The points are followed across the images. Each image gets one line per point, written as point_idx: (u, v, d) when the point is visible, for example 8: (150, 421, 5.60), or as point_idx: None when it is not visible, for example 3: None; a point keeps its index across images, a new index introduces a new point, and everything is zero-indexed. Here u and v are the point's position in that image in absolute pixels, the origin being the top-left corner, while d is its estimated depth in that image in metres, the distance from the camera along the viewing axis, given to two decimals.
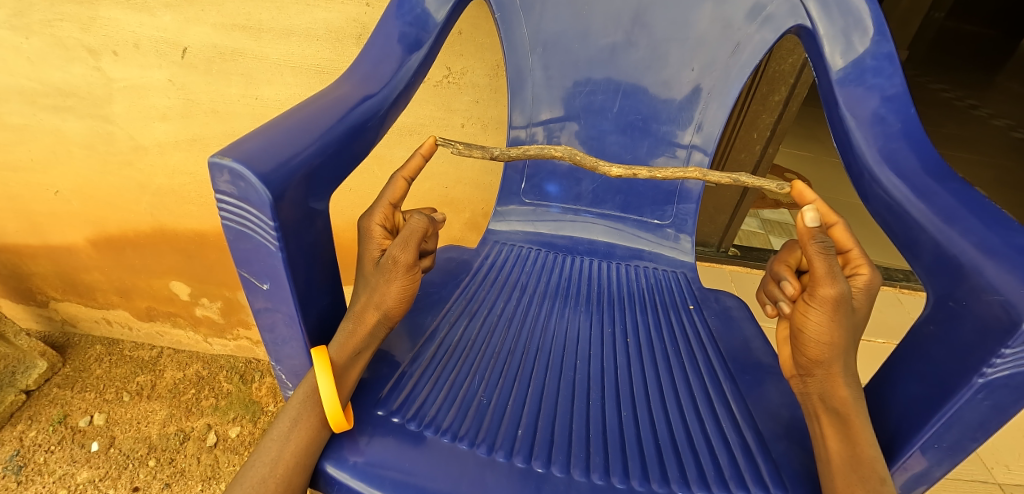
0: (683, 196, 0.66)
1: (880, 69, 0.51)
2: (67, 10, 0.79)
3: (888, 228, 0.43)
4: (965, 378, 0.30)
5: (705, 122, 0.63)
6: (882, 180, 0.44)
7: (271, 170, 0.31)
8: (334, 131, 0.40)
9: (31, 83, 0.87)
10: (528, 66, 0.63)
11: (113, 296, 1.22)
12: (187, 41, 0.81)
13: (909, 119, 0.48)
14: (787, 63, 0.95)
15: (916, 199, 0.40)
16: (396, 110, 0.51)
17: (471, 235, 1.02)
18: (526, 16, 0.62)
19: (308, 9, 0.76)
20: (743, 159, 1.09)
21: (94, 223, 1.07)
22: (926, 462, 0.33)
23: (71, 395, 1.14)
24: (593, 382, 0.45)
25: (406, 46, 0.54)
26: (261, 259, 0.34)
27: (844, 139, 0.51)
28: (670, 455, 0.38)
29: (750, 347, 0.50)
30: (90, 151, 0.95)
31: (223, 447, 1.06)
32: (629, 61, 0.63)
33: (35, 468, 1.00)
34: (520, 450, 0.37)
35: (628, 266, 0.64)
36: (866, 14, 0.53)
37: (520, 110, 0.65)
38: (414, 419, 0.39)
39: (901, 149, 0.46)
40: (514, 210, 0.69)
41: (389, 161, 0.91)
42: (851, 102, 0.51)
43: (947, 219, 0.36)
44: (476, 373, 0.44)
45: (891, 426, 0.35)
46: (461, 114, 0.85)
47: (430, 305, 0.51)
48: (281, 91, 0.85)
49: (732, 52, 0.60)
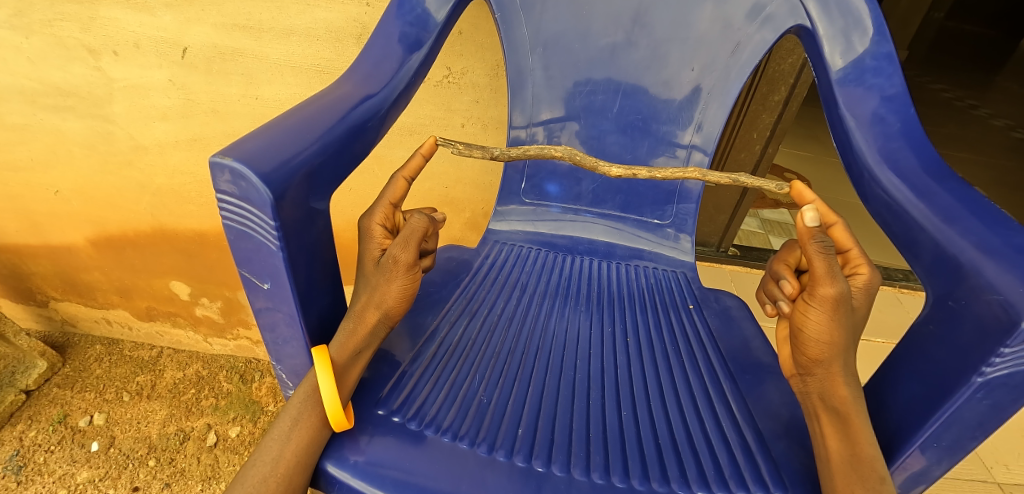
0: (683, 196, 0.66)
1: (880, 69, 0.51)
2: (67, 10, 0.79)
3: (887, 228, 0.43)
4: (964, 377, 0.30)
5: (705, 122, 0.63)
6: (881, 180, 0.44)
7: (272, 169, 0.32)
8: (335, 131, 0.40)
9: (31, 82, 0.87)
10: (528, 66, 0.63)
11: (113, 296, 1.22)
12: (187, 41, 0.81)
13: (909, 119, 0.48)
14: (787, 63, 0.95)
15: (915, 199, 0.40)
16: (397, 110, 0.51)
17: (470, 235, 1.02)
18: (526, 16, 0.62)
19: (308, 8, 0.76)
20: (743, 159, 1.09)
21: (94, 223, 1.07)
22: (925, 461, 0.33)
23: (70, 395, 1.14)
24: (593, 382, 0.45)
25: (406, 45, 0.54)
26: (262, 259, 0.34)
27: (844, 139, 0.51)
28: (670, 454, 0.39)
29: (750, 346, 0.50)
30: (90, 151, 0.95)
31: (223, 447, 1.06)
32: (629, 61, 0.63)
33: (35, 468, 1.00)
34: (520, 450, 0.38)
35: (628, 265, 0.64)
36: (865, 15, 0.53)
37: (520, 110, 0.65)
38: (414, 418, 0.39)
39: (900, 149, 0.46)
40: (514, 209, 0.69)
41: (389, 161, 0.91)
42: (851, 102, 0.51)
43: (946, 219, 0.36)
44: (476, 372, 0.44)
45: (890, 426, 0.35)
46: (461, 114, 0.85)
47: (430, 305, 0.51)
48: (281, 91, 0.85)
49: (732, 51, 0.60)
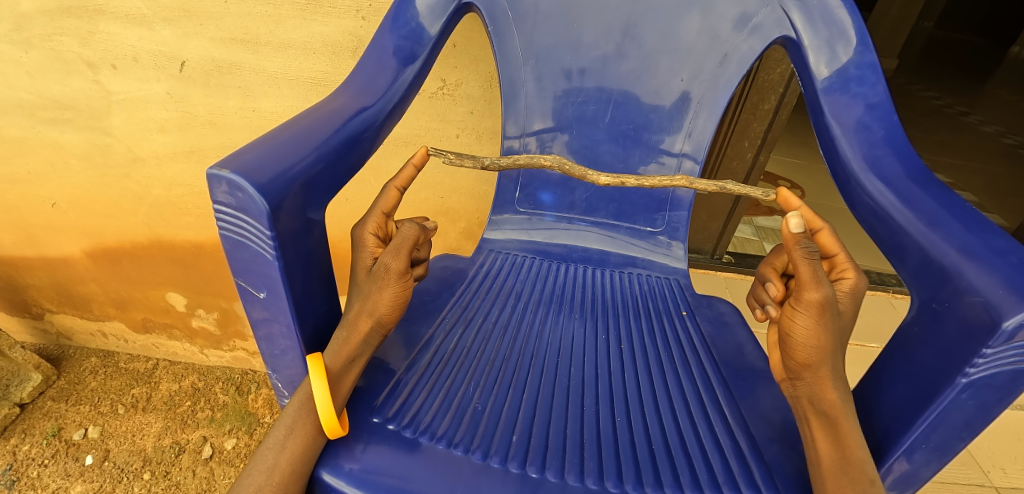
0: (674, 204, 0.67)
1: (864, 78, 0.53)
2: (66, 24, 0.80)
3: (873, 233, 0.43)
4: (949, 378, 0.31)
5: (695, 131, 0.64)
6: (867, 186, 0.45)
7: (269, 180, 0.32)
8: (330, 142, 0.41)
9: (30, 96, 0.88)
10: (521, 77, 0.65)
11: (109, 307, 1.22)
12: (185, 54, 0.82)
13: (893, 127, 0.49)
14: (776, 73, 0.97)
15: (899, 204, 0.41)
16: (392, 121, 0.52)
17: (466, 244, 1.03)
18: (518, 28, 0.63)
19: (305, 22, 0.77)
20: (735, 167, 1.10)
21: (91, 235, 1.07)
22: (914, 462, 0.34)
23: (65, 408, 1.14)
24: (588, 388, 0.45)
25: (401, 59, 0.55)
26: (258, 268, 0.35)
27: (831, 146, 0.52)
28: (664, 459, 0.39)
29: (743, 353, 0.51)
30: (88, 163, 0.95)
31: (219, 460, 1.05)
32: (619, 71, 0.64)
33: (29, 482, 0.99)
34: (514, 456, 0.38)
35: (622, 273, 0.65)
36: (849, 25, 0.54)
37: (514, 120, 0.66)
38: (409, 426, 0.39)
39: (885, 156, 0.47)
40: (509, 218, 0.70)
41: (385, 171, 0.92)
42: (836, 111, 0.52)
43: (929, 223, 0.37)
44: (471, 380, 0.45)
45: (880, 429, 0.36)
46: (456, 125, 0.86)
47: (425, 314, 0.52)
48: (278, 102, 0.85)
49: (720, 62, 0.61)
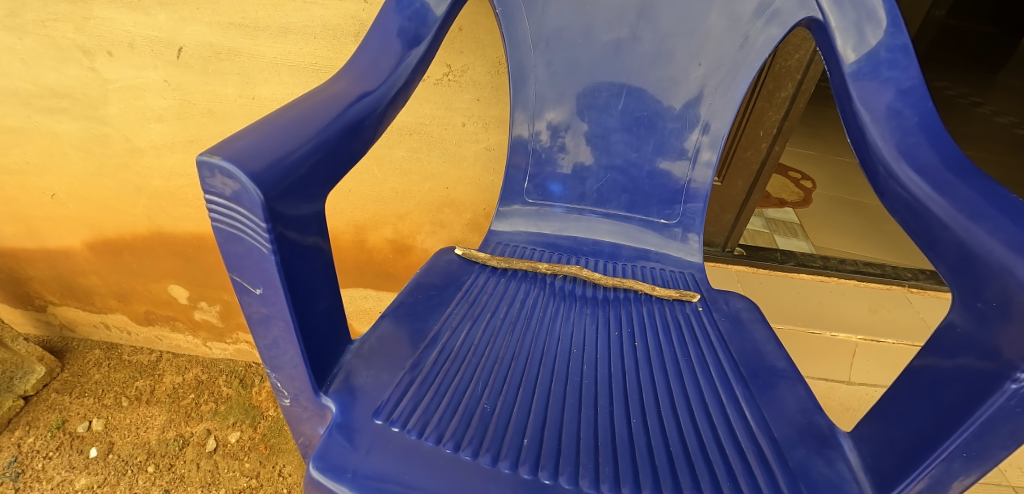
0: (690, 196, 0.64)
1: (896, 61, 0.50)
2: (60, 10, 0.78)
3: (907, 226, 0.41)
4: (996, 385, 0.28)
5: (713, 119, 0.61)
6: (899, 175, 0.43)
7: (263, 169, 0.30)
8: (332, 128, 0.39)
9: (26, 84, 0.86)
10: (529, 62, 0.62)
11: (111, 299, 1.21)
12: (182, 40, 0.80)
13: (927, 113, 0.46)
14: (794, 59, 0.94)
15: (936, 195, 0.38)
16: (395, 107, 0.50)
17: (472, 236, 1.01)
18: (527, 10, 0.60)
19: (306, 5, 0.75)
20: (749, 157, 1.07)
21: (91, 226, 1.05)
22: (951, 471, 0.31)
23: (69, 400, 1.14)
24: (601, 388, 0.43)
25: (405, 41, 0.53)
26: (254, 263, 0.32)
27: (860, 135, 0.49)
28: (683, 465, 0.37)
29: (761, 350, 0.48)
30: (86, 154, 0.94)
31: (223, 453, 1.04)
32: (634, 56, 0.61)
33: (34, 474, 0.99)
34: (526, 460, 0.36)
35: (635, 266, 0.63)
36: (879, 6, 0.51)
37: (524, 108, 0.64)
38: (415, 427, 0.37)
39: (920, 143, 0.44)
40: (517, 210, 0.67)
41: (388, 160, 0.90)
42: (866, 96, 0.49)
43: (972, 216, 0.34)
44: (479, 378, 0.43)
45: (919, 432, 0.33)
46: (462, 113, 0.84)
47: (430, 309, 0.50)
48: (279, 90, 0.83)
49: (741, 45, 0.58)
